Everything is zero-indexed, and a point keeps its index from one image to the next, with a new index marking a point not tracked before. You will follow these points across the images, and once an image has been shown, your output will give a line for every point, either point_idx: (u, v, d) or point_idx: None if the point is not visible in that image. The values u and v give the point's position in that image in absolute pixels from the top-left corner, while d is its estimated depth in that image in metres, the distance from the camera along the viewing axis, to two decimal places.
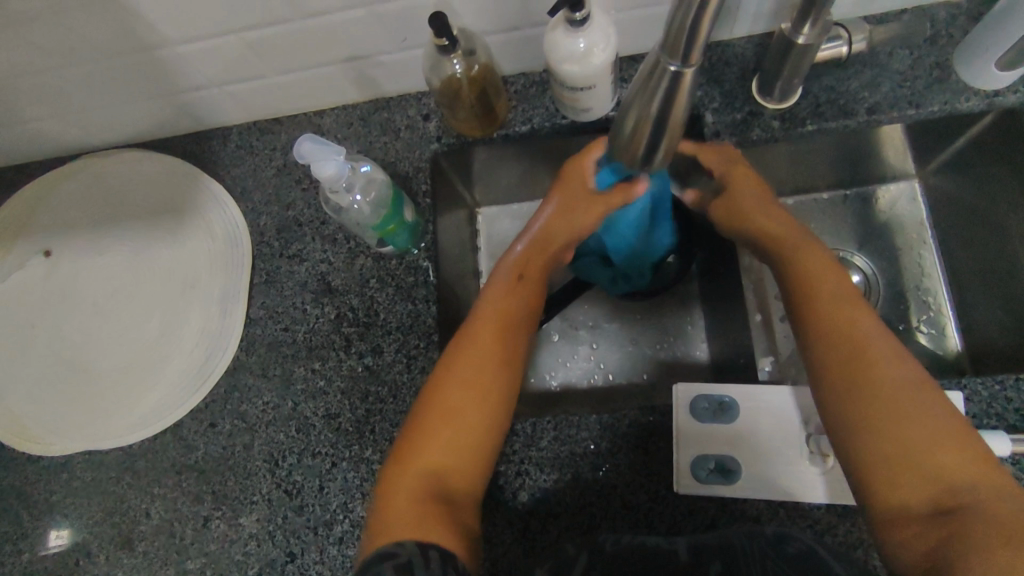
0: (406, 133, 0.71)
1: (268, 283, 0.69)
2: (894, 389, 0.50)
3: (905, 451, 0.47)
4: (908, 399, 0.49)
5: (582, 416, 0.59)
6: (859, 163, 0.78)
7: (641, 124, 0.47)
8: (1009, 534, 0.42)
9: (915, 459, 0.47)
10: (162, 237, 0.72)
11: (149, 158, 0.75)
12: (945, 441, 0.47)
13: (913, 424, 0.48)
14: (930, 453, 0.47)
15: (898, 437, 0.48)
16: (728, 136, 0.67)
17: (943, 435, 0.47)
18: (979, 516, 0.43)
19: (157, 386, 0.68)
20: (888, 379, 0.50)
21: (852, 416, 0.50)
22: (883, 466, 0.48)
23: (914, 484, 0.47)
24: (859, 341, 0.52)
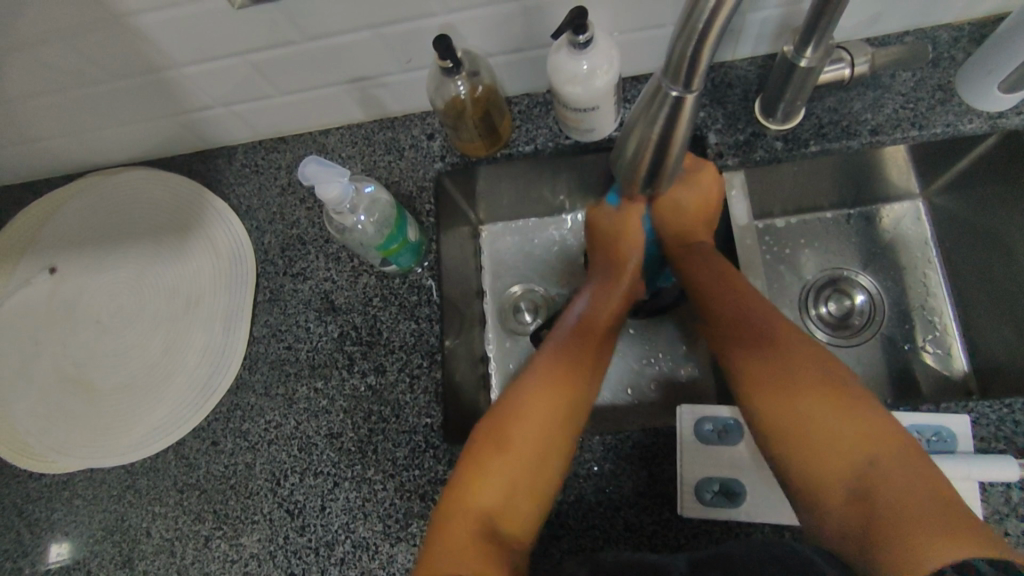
0: (410, 152, 0.71)
1: (271, 301, 0.69)
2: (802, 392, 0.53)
3: (823, 454, 0.50)
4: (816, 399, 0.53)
5: (585, 437, 0.59)
6: (863, 182, 0.78)
7: (642, 147, 0.47)
8: (925, 516, 0.44)
9: (829, 458, 0.50)
10: (167, 254, 0.73)
11: (155, 176, 0.76)
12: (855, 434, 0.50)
13: (826, 419, 0.51)
14: (843, 445, 0.50)
15: (817, 444, 0.51)
16: (731, 156, 0.67)
17: (855, 427, 0.50)
18: (896, 503, 0.46)
19: (160, 404, 0.68)
20: (805, 381, 0.53)
21: (775, 432, 0.53)
22: (808, 471, 0.50)
23: (831, 471, 0.50)
24: (779, 346, 0.56)
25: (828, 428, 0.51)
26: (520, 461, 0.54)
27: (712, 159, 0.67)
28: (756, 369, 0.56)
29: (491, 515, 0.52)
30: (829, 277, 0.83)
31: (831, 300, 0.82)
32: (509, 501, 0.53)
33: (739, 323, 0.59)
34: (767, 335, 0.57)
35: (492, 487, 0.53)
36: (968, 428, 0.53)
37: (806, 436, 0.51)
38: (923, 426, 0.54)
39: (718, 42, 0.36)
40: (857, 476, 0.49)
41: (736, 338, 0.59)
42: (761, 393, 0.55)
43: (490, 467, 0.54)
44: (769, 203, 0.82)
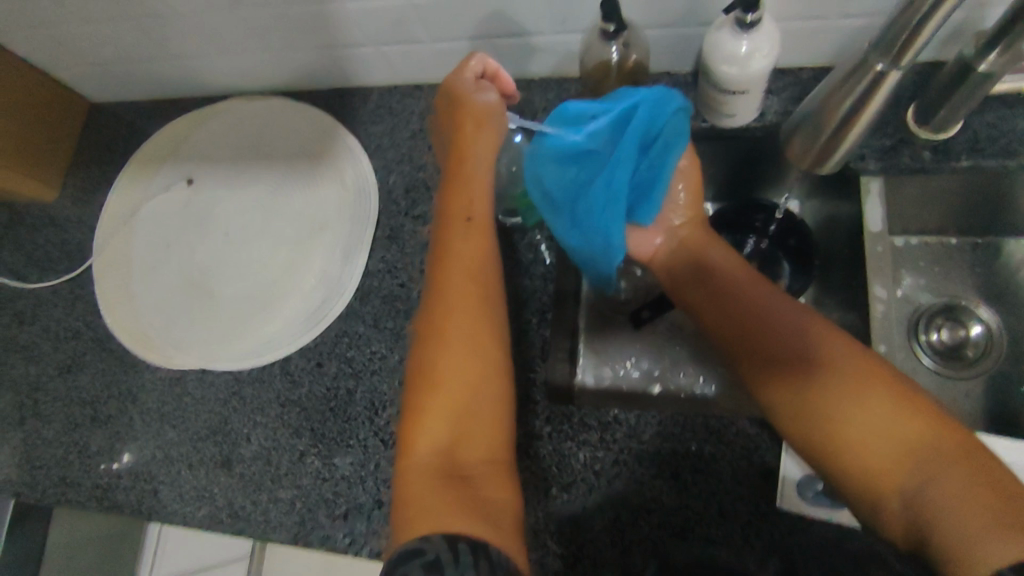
0: (543, 115, 0.72)
1: (389, 239, 0.72)
2: (830, 368, 0.50)
3: (861, 437, 0.47)
4: (841, 382, 0.49)
5: (688, 416, 0.59)
6: (1002, 209, 0.74)
7: (826, 120, 0.57)
8: (983, 494, 0.42)
9: (868, 440, 0.47)
10: (296, 181, 0.76)
11: (294, 105, 0.79)
12: (898, 422, 0.47)
13: (858, 410, 0.48)
14: (882, 431, 0.47)
15: (846, 418, 0.48)
16: (874, 160, 0.65)
17: (883, 411, 0.47)
18: (942, 482, 0.44)
19: (272, 319, 0.71)
20: (833, 379, 0.50)
21: (791, 406, 0.51)
22: (836, 451, 0.48)
23: (876, 456, 0.47)
24: (783, 345, 0.53)
25: (867, 416, 0.48)
26: (459, 388, 0.50)
27: (853, 161, 0.65)
28: (771, 378, 0.53)
29: (447, 446, 0.48)
30: (945, 305, 0.80)
31: (944, 328, 0.79)
32: (467, 420, 0.50)
33: (764, 319, 0.55)
34: (779, 338, 0.53)
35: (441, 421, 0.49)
36: None
37: (839, 432, 0.48)
38: None
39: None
40: (908, 469, 0.45)
41: (759, 349, 0.54)
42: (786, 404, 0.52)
43: (432, 400, 0.50)
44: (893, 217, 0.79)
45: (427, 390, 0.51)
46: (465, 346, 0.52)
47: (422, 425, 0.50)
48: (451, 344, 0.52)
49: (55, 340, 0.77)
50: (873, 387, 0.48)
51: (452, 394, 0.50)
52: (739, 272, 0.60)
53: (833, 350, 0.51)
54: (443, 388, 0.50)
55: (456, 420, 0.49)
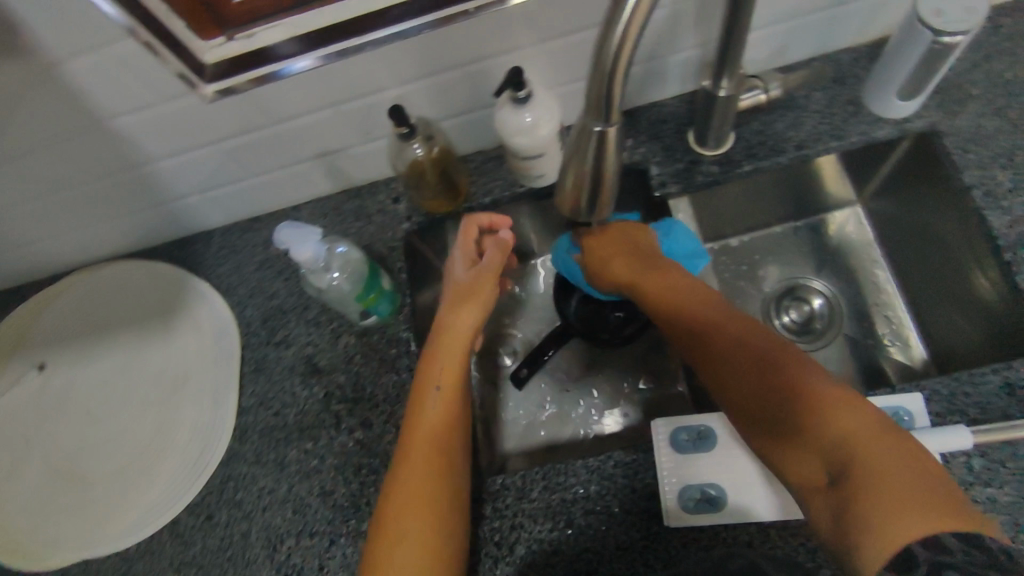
0: (378, 216, 0.76)
1: (257, 371, 0.72)
2: (755, 364, 0.48)
3: (791, 429, 0.44)
4: (757, 377, 0.47)
5: (569, 463, 0.61)
6: (805, 195, 0.84)
7: None
8: (898, 487, 0.37)
9: (794, 436, 0.44)
10: (151, 338, 0.75)
11: (134, 264, 0.78)
12: (819, 416, 0.42)
13: (759, 395, 0.47)
14: (810, 422, 0.43)
15: (772, 408, 0.46)
16: (673, 184, 0.72)
17: (829, 406, 0.43)
18: (860, 475, 0.39)
19: (152, 486, 0.69)
20: (789, 381, 0.45)
21: (733, 404, 0.50)
22: (768, 446, 0.46)
23: (804, 450, 0.43)
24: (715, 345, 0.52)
25: (781, 403, 0.45)
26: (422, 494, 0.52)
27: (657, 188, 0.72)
28: (738, 385, 0.49)
29: None
30: (786, 287, 0.88)
31: (792, 308, 0.87)
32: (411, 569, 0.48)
33: (710, 328, 0.53)
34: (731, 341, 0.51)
35: (411, 528, 0.50)
36: (923, 405, 0.56)
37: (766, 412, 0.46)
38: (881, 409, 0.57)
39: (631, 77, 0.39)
40: (838, 463, 0.41)
41: (722, 352, 0.51)
42: (743, 420, 0.49)
43: (389, 547, 0.50)
44: (719, 222, 0.86)
45: (386, 537, 0.50)
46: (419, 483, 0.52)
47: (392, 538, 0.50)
48: (398, 493, 0.52)
49: None
50: (793, 373, 0.46)
51: (418, 506, 0.51)
52: (672, 283, 0.60)
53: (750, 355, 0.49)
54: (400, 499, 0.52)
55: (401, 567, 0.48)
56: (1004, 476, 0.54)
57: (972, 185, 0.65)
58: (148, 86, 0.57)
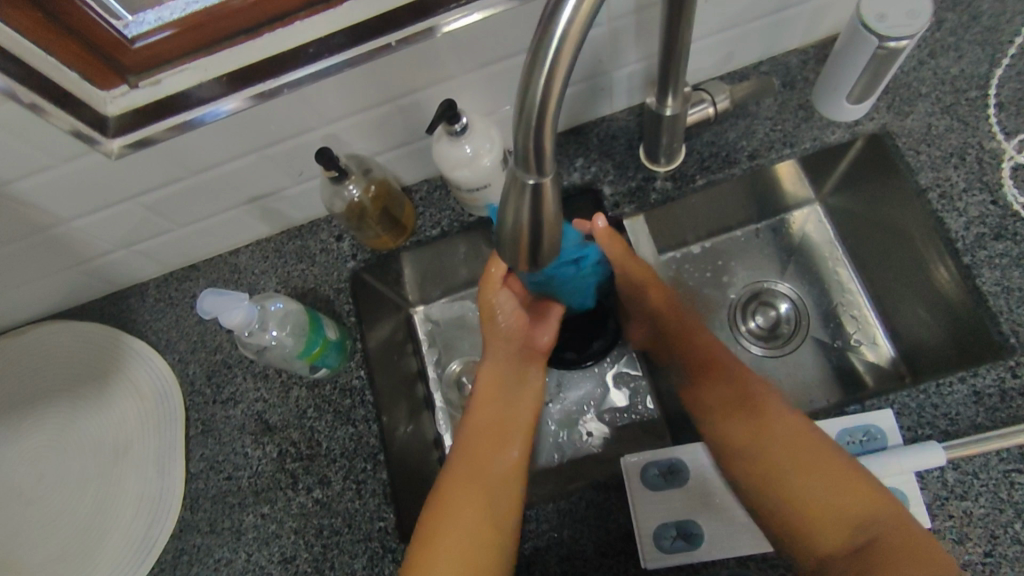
0: (322, 257, 0.72)
1: (204, 433, 0.67)
2: (789, 440, 0.58)
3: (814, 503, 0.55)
4: (817, 455, 0.56)
5: (539, 507, 0.59)
6: (763, 198, 0.83)
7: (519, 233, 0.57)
8: (908, 551, 0.49)
9: (812, 510, 0.55)
10: (87, 406, 0.70)
11: (64, 327, 0.73)
12: (840, 492, 0.54)
13: (800, 467, 0.56)
14: (840, 492, 0.54)
15: (794, 486, 0.56)
16: (627, 205, 0.69)
17: (822, 478, 0.55)
18: (883, 554, 0.50)
19: (98, 568, 0.64)
20: (772, 441, 0.59)
21: (749, 482, 0.58)
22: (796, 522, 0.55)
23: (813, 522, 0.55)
24: (790, 429, 0.59)
25: (826, 474, 0.55)
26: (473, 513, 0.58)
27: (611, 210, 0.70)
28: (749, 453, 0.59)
29: None
30: (752, 292, 0.87)
31: (758, 313, 0.85)
32: None
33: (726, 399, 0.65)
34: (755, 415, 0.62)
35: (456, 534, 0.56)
36: (894, 421, 0.56)
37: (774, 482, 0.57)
38: (852, 428, 0.57)
39: (558, 120, 0.36)
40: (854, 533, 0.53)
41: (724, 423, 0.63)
42: (755, 474, 0.58)
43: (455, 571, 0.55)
44: (678, 231, 0.84)
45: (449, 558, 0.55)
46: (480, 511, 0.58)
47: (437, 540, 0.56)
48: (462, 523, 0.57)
49: None
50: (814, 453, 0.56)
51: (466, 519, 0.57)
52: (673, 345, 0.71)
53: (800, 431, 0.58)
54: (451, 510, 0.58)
55: None
56: (978, 487, 0.53)
57: (927, 186, 0.64)
58: (50, 147, 0.53)
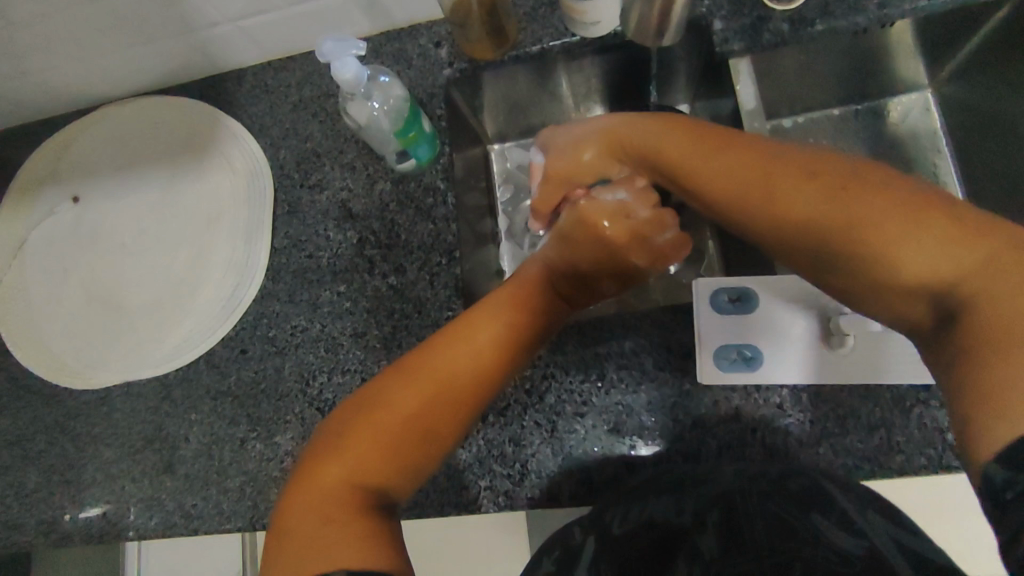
0: (419, 61, 0.71)
1: (290, 213, 0.71)
2: (833, 218, 0.44)
3: (884, 275, 0.42)
4: (860, 228, 0.43)
5: (606, 319, 0.61)
6: (875, 72, 0.78)
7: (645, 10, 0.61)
8: (996, 332, 0.36)
9: (891, 281, 0.41)
10: (186, 176, 0.74)
11: (168, 101, 0.77)
12: (909, 249, 0.41)
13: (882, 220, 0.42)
14: (909, 258, 0.41)
15: (861, 262, 0.43)
16: (737, 42, 0.65)
17: (903, 240, 0.41)
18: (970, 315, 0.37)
19: (187, 318, 0.70)
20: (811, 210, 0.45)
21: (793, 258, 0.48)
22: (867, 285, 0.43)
23: (895, 287, 0.42)
24: (850, 191, 0.44)
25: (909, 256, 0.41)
26: (415, 408, 0.50)
27: (719, 45, 0.65)
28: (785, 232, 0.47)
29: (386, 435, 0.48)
30: None
31: None
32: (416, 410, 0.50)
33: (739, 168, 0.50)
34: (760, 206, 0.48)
35: (387, 432, 0.48)
36: None
37: (875, 254, 0.42)
38: None
39: None
40: (939, 284, 0.40)
41: (710, 173, 0.52)
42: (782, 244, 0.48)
43: (396, 396, 0.50)
44: (777, 97, 0.81)
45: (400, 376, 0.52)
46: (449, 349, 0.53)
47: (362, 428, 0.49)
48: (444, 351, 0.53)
49: None
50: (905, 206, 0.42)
51: (395, 413, 0.49)
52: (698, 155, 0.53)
53: (872, 182, 0.44)
54: (393, 401, 0.50)
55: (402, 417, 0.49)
56: None
57: None
58: None
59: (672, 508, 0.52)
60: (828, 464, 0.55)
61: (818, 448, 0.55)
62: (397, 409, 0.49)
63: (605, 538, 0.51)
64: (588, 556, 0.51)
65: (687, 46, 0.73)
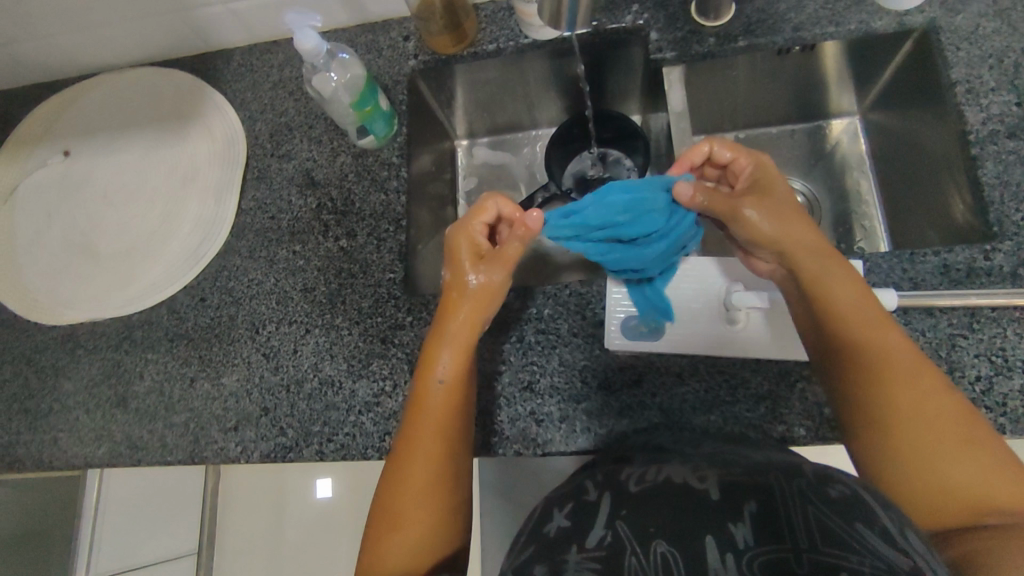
0: (388, 51, 0.79)
1: (259, 178, 0.77)
2: (927, 397, 0.49)
3: (929, 458, 0.47)
4: (943, 420, 0.48)
5: (528, 289, 0.67)
6: (805, 94, 0.86)
7: None
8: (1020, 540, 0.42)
9: (933, 466, 0.47)
10: (169, 139, 0.81)
11: (161, 73, 0.84)
12: (960, 460, 0.47)
13: (957, 437, 0.48)
14: (970, 463, 0.47)
15: (923, 442, 0.48)
16: (670, 51, 0.73)
17: (964, 447, 0.47)
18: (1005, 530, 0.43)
19: (155, 266, 0.76)
20: (901, 378, 0.50)
21: (862, 402, 0.51)
22: (908, 454, 0.48)
23: (936, 477, 0.47)
24: (909, 380, 0.50)
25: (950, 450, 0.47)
26: (431, 464, 0.54)
27: (653, 54, 0.74)
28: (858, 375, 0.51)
29: (420, 511, 0.53)
30: None
31: None
32: (438, 470, 0.54)
33: (852, 314, 0.53)
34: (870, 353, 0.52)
35: (421, 505, 0.53)
36: (860, 270, 0.61)
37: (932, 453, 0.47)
38: None
39: None
40: (978, 500, 0.46)
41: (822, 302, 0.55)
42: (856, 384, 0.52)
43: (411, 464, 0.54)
44: (719, 112, 0.89)
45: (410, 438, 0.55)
46: (447, 388, 0.57)
47: (400, 504, 0.53)
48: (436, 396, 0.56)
49: None
50: (962, 427, 0.48)
51: (420, 482, 0.54)
52: (816, 268, 0.56)
53: (965, 412, 0.49)
54: (415, 465, 0.54)
55: (428, 480, 0.54)
56: (921, 342, 0.58)
57: (957, 80, 0.66)
58: None
59: (696, 476, 0.45)
60: (717, 428, 0.60)
61: (710, 414, 0.60)
62: (417, 478, 0.54)
63: (624, 495, 0.45)
64: (602, 512, 0.44)
65: (631, 58, 0.81)
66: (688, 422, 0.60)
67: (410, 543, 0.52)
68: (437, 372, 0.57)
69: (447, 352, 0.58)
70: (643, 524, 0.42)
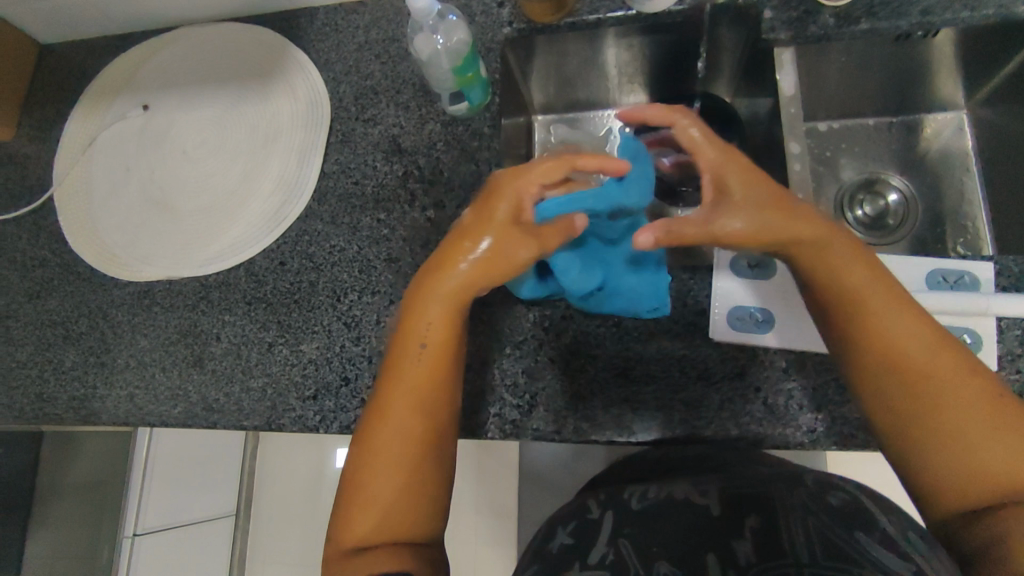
0: (481, 17, 0.76)
1: (343, 141, 0.75)
2: (933, 369, 0.45)
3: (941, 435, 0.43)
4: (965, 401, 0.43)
5: None
6: (910, 86, 0.81)
7: None
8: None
9: (945, 448, 0.43)
10: (251, 97, 0.79)
11: (245, 29, 0.82)
12: (978, 440, 0.42)
13: (977, 421, 0.43)
14: (989, 443, 0.42)
15: (929, 419, 0.44)
16: (783, 31, 0.69)
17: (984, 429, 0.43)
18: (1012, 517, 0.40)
19: (235, 226, 0.75)
20: (898, 357, 0.45)
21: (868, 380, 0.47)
22: (913, 434, 0.44)
23: (942, 458, 0.43)
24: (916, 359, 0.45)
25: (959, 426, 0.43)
26: (400, 433, 0.50)
27: (765, 33, 0.70)
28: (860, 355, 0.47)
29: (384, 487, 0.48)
30: (865, 180, 0.88)
31: (866, 203, 0.87)
32: (404, 441, 0.49)
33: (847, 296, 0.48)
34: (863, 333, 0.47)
35: (386, 480, 0.48)
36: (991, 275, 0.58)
37: (939, 430, 0.43)
38: (948, 270, 0.59)
39: None
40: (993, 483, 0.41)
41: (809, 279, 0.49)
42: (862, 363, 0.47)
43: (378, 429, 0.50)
44: (816, 99, 0.84)
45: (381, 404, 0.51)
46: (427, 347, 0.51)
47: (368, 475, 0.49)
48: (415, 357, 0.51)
49: (22, 270, 0.79)
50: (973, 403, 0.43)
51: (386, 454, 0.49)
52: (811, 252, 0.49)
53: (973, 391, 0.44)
54: (386, 438, 0.49)
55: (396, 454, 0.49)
56: None
57: None
58: None
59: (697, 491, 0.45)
60: (823, 429, 0.57)
61: (817, 413, 0.58)
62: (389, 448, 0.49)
63: (625, 513, 0.45)
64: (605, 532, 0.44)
65: (734, 37, 0.77)
66: (793, 420, 0.58)
67: (371, 520, 0.48)
68: (418, 340, 0.51)
69: (433, 316, 0.52)
70: (647, 543, 0.41)
